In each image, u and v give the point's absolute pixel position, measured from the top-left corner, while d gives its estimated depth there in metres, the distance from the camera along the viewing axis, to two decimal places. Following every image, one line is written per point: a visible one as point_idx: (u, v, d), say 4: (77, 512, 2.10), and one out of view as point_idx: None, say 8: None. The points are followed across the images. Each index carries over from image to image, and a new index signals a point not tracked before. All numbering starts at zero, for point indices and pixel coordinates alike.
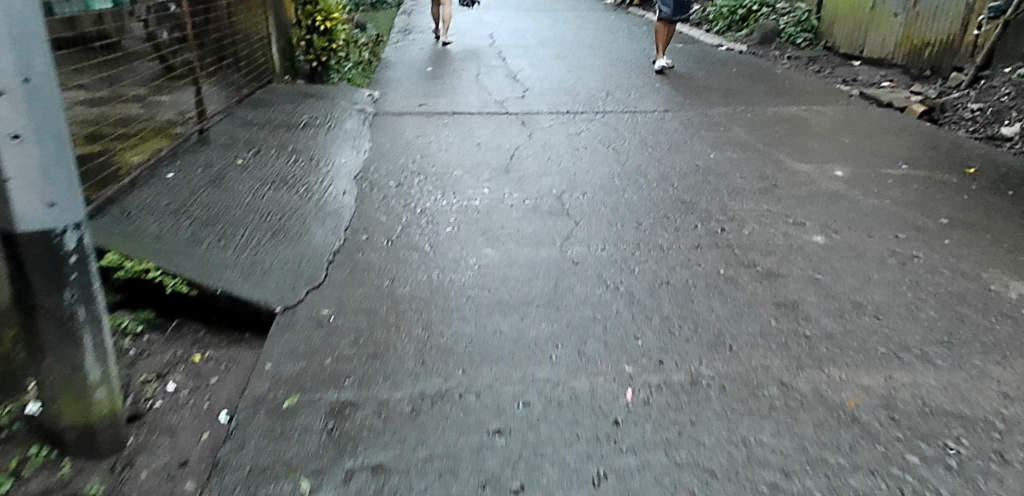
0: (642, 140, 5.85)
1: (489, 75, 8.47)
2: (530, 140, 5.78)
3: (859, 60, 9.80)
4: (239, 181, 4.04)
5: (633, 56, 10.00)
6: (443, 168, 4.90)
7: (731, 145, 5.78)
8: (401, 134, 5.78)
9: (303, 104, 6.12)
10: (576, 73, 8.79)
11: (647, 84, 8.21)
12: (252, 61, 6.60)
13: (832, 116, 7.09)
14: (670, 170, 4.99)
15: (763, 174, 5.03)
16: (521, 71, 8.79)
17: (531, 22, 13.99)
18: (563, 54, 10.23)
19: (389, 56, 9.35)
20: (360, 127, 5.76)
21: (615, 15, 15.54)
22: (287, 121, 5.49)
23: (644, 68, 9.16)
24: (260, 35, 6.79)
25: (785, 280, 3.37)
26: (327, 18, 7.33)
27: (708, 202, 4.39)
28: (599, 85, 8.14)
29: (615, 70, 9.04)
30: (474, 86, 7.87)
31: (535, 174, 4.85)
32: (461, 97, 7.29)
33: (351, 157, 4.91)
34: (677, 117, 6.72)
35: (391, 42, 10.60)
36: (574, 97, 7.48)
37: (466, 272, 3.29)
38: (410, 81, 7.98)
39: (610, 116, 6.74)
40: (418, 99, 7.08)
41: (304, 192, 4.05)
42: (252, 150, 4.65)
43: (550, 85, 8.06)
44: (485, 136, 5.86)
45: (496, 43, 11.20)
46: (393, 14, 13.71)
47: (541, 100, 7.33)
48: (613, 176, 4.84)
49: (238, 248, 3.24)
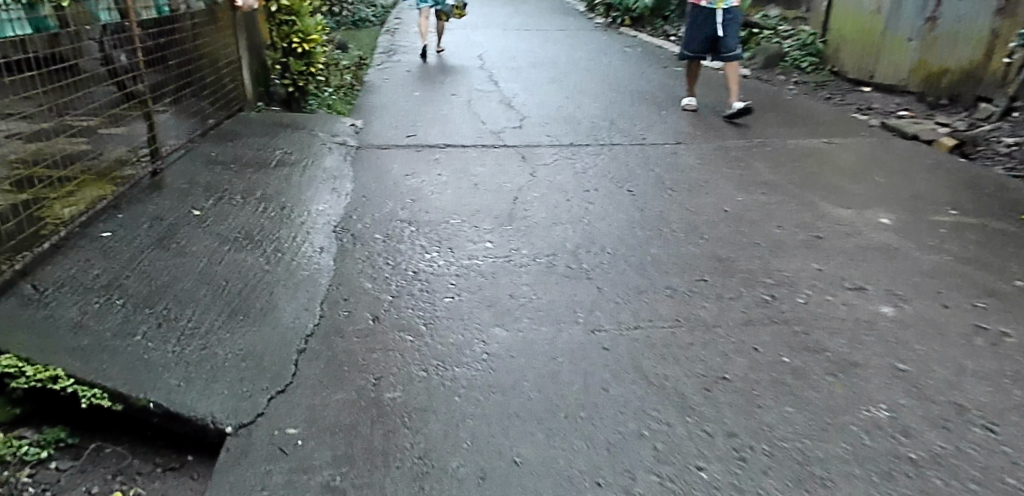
0: (659, 179, 5.24)
1: (482, 101, 7.85)
2: (533, 179, 5.15)
3: (869, 86, 9.20)
4: (194, 240, 3.36)
5: (634, 81, 9.42)
6: (436, 216, 4.24)
7: (757, 185, 5.17)
8: (387, 171, 5.12)
9: (277, 138, 5.46)
10: (575, 98, 8.17)
11: (653, 112, 7.61)
12: (220, 88, 5.94)
13: (858, 148, 6.51)
14: (696, 218, 4.37)
15: (802, 223, 4.41)
16: (516, 97, 8.14)
17: (521, 42, 13.39)
18: (557, 77, 9.59)
19: (373, 78, 8.72)
20: (342, 164, 5.10)
21: (607, 35, 15.00)
22: (258, 159, 4.82)
23: (646, 94, 8.56)
24: (230, 58, 6.13)
25: (861, 370, 2.75)
26: (305, 40, 6.72)
27: (747, 261, 3.77)
28: (601, 113, 7.51)
29: (616, 96, 8.43)
30: (467, 113, 7.23)
31: (543, 223, 4.20)
32: (453, 126, 6.65)
33: (330, 204, 4.24)
34: (691, 151, 6.12)
35: (375, 63, 9.99)
36: (574, 127, 6.86)
37: (471, 365, 2.62)
38: (396, 108, 7.33)
39: (617, 150, 6.13)
40: (406, 129, 6.43)
41: (271, 253, 3.38)
42: (213, 196, 3.98)
43: (548, 112, 7.43)
44: (483, 174, 5.22)
45: (486, 65, 10.60)
46: (376, 33, 13.06)
47: (540, 130, 6.70)
48: (634, 226, 4.20)
49: (184, 336, 2.55)
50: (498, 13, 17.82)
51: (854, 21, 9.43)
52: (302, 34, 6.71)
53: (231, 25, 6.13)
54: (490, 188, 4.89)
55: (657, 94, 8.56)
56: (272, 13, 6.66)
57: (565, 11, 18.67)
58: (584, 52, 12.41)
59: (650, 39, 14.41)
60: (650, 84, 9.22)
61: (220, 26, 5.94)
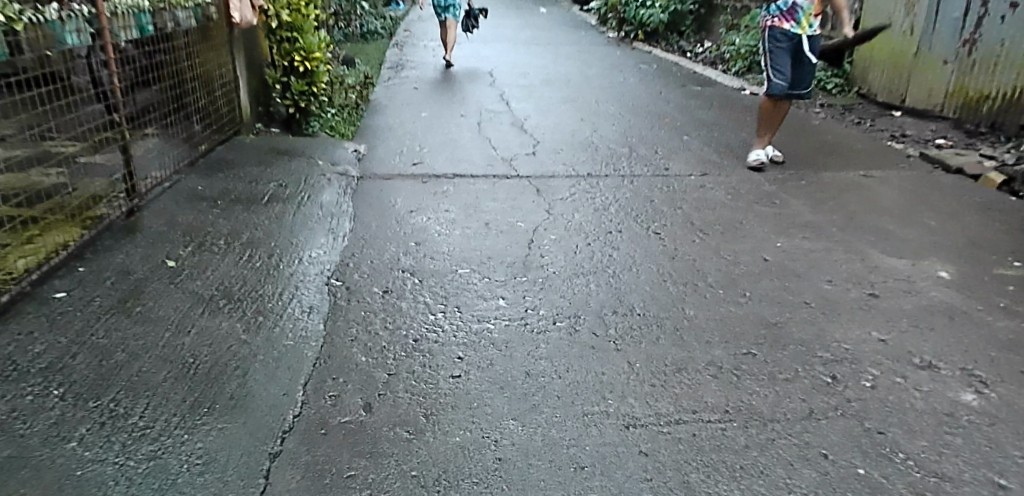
0: (687, 216, 4.76)
1: (493, 123, 7.40)
2: (549, 215, 4.68)
3: (900, 110, 8.58)
4: (163, 299, 2.94)
5: (652, 102, 8.94)
6: (442, 263, 3.78)
7: (797, 226, 4.68)
8: (388, 206, 4.67)
9: (272, 167, 5.03)
10: (591, 121, 7.70)
11: (676, 137, 7.12)
12: (214, 110, 5.52)
13: (901, 178, 5.99)
14: (734, 268, 3.90)
15: (852, 277, 3.92)
16: (528, 119, 7.67)
17: (532, 57, 12.94)
18: (570, 97, 9.11)
19: (379, 97, 8.30)
20: (341, 198, 4.66)
21: (620, 50, 14.55)
22: (249, 193, 4.39)
23: (666, 117, 8.09)
24: (225, 77, 5.71)
25: (951, 486, 2.28)
26: (307, 58, 6.28)
27: (796, 327, 3.29)
28: (619, 137, 7.03)
29: (633, 118, 7.95)
30: (477, 137, 6.78)
31: (562, 273, 3.73)
32: (462, 153, 6.20)
33: (325, 247, 3.80)
34: (719, 182, 5.63)
35: (381, 80, 9.57)
36: (590, 153, 6.40)
37: (482, 480, 2.16)
38: (401, 130, 6.89)
39: (638, 179, 5.64)
40: (409, 156, 5.97)
41: (251, 316, 2.94)
42: (193, 241, 3.54)
43: (562, 137, 6.95)
44: (493, 210, 4.75)
45: (496, 81, 10.16)
46: (383, 46, 12.67)
47: (553, 157, 6.23)
48: (664, 277, 3.72)
49: (130, 442, 2.14)
50: (508, 26, 17.38)
51: (882, 42, 8.89)
52: (304, 51, 6.27)
53: (228, 41, 5.72)
54: (502, 226, 4.43)
55: (678, 117, 8.08)
56: (271, 29, 6.23)
57: (576, 24, 18.23)
58: (598, 68, 11.94)
59: (665, 55, 13.93)
60: (669, 105, 8.74)
61: (215, 42, 5.54)
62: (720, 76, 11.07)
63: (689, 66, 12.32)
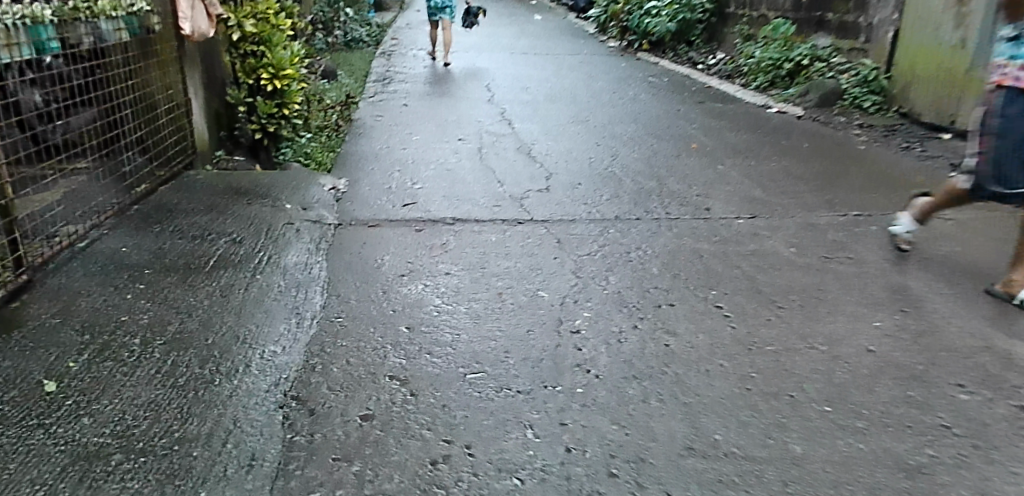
0: (749, 279, 3.77)
1: (495, 148, 6.43)
2: (577, 280, 3.67)
3: (950, 133, 7.64)
4: (16, 476, 1.92)
5: (671, 123, 7.98)
6: (442, 363, 2.77)
7: (891, 292, 3.70)
8: (372, 269, 3.65)
9: (226, 216, 4.03)
10: (606, 146, 6.71)
11: (708, 166, 6.14)
12: (157, 140, 4.57)
13: (986, 218, 5.03)
14: (831, 367, 2.92)
15: (989, 374, 2.93)
16: (535, 144, 6.67)
17: (532, 69, 11.98)
18: (579, 117, 8.13)
19: (364, 117, 7.34)
20: (310, 260, 3.65)
21: (625, 62, 13.61)
22: (189, 259, 3.39)
23: (692, 141, 7.12)
24: (171, 102, 4.76)
25: None
26: (277, 76, 5.45)
27: (948, 472, 2.31)
28: (643, 167, 6.04)
29: (653, 142, 6.96)
30: (479, 167, 5.79)
31: (608, 377, 2.73)
32: (463, 188, 5.21)
33: (284, 339, 2.80)
34: (774, 228, 4.66)
35: (368, 96, 8.60)
36: (611, 188, 5.40)
37: None
38: (390, 161, 5.89)
39: (677, 223, 4.66)
40: (399, 195, 4.96)
41: (156, 486, 1.93)
42: (94, 347, 2.54)
43: (576, 167, 5.95)
44: (506, 271, 3.74)
45: (495, 97, 9.19)
46: (371, 56, 11.71)
47: (570, 194, 5.23)
48: (747, 383, 2.73)
49: None
50: (502, 34, 16.40)
51: (924, 55, 7.93)
52: (273, 68, 5.44)
53: (176, 59, 4.77)
54: (519, 298, 3.43)
55: (704, 141, 7.11)
56: (234, 42, 5.38)
57: (574, 33, 17.26)
58: (604, 83, 10.97)
59: (674, 66, 12.95)
60: (691, 127, 7.78)
61: (157, 60, 4.57)
62: (740, 92, 10.11)
63: (704, 79, 11.35)
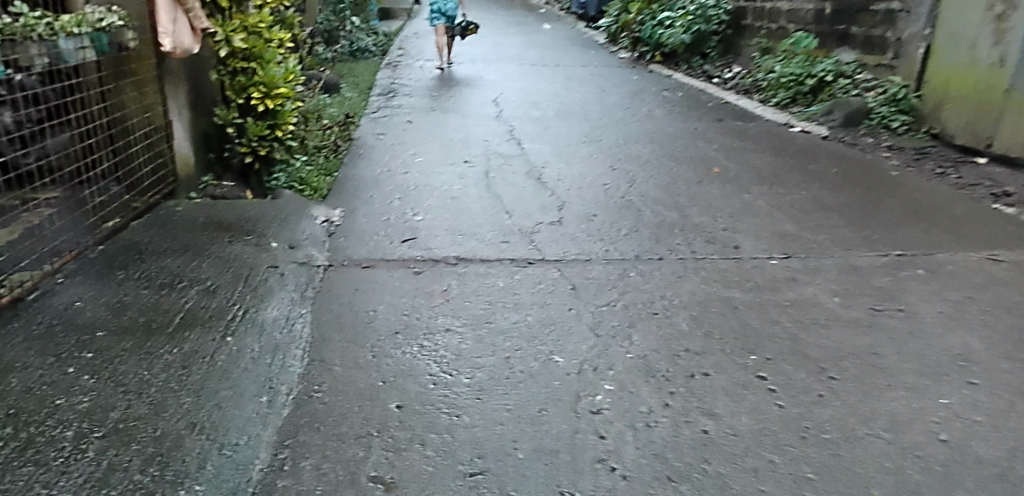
0: (792, 341, 3.30)
1: (503, 173, 6.00)
2: (595, 339, 3.22)
3: (987, 156, 7.11)
4: None
5: (689, 142, 7.53)
6: (438, 459, 2.32)
7: (954, 357, 3.24)
8: (362, 326, 3.20)
9: (203, 257, 3.60)
10: (622, 170, 6.25)
11: (734, 194, 5.68)
12: (133, 170, 4.16)
13: None
14: (899, 464, 2.46)
15: None
16: (546, 168, 6.22)
17: (542, 81, 11.55)
18: (592, 135, 7.67)
19: (364, 136, 6.92)
20: (294, 313, 3.22)
21: (638, 73, 13.17)
22: (152, 315, 2.97)
23: (713, 163, 6.66)
24: (149, 125, 4.31)
25: None
26: (270, 95, 5.04)
27: None
28: (662, 195, 5.57)
29: (673, 165, 6.50)
30: (486, 195, 5.35)
31: (637, 478, 2.29)
32: (467, 220, 4.77)
33: (251, 425, 2.39)
34: (813, 270, 4.20)
35: (370, 111, 8.19)
36: (628, 221, 4.94)
37: None
38: (389, 187, 5.45)
39: (704, 265, 4.20)
40: (397, 229, 4.52)
41: None
42: (19, 446, 2.14)
43: (590, 195, 5.49)
44: (514, 327, 3.29)
45: (503, 112, 8.76)
46: (375, 67, 11.29)
47: (584, 227, 4.77)
48: (804, 489, 2.29)
49: None
50: (510, 44, 16.00)
51: (960, 72, 7.41)
52: (266, 86, 5.03)
53: (155, 78, 4.31)
54: (529, 364, 2.97)
55: (727, 165, 6.64)
56: (223, 58, 4.96)
57: (584, 43, 16.81)
58: (617, 97, 10.51)
59: (689, 79, 12.48)
60: (711, 147, 7.33)
61: (132, 80, 4.13)
62: (759, 108, 9.63)
63: (721, 94, 10.87)
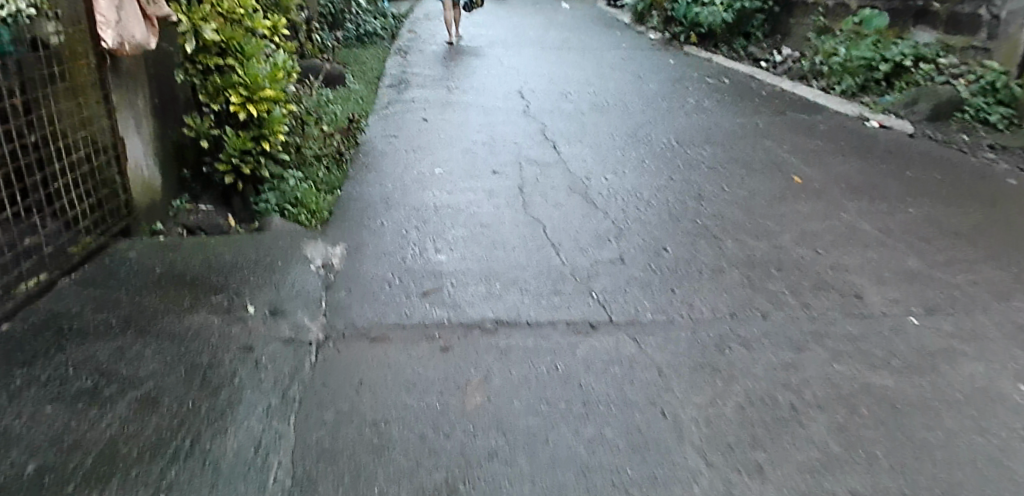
0: (995, 469, 2.26)
1: (540, 187, 4.96)
2: (710, 473, 2.18)
3: None
4: None
5: (753, 142, 6.43)
6: None
7: None
8: (367, 454, 2.19)
9: (148, 339, 2.59)
10: (685, 181, 5.17)
11: (828, 215, 4.60)
12: (67, 206, 3.15)
13: None
14: None
15: None
16: (591, 180, 5.16)
17: (570, 68, 10.43)
18: (638, 135, 6.58)
19: (373, 141, 5.89)
20: (268, 436, 2.20)
21: (673, 58, 11.99)
22: (49, 459, 1.97)
23: (789, 170, 5.57)
24: (91, 145, 3.29)
25: None
26: (252, 100, 4.02)
27: None
28: (741, 216, 4.50)
29: (744, 174, 5.40)
30: (524, 219, 4.31)
31: None
32: (504, 259, 3.73)
33: None
34: (971, 335, 3.14)
35: (380, 108, 7.15)
36: (710, 255, 3.88)
37: None
38: (404, 210, 4.43)
39: (827, 328, 3.14)
40: (415, 274, 3.49)
41: None
42: None
43: (653, 217, 4.43)
44: (590, 450, 2.27)
45: (531, 106, 7.69)
46: (386, 54, 10.22)
47: (655, 266, 3.72)
48: None
49: None
50: (530, 25, 14.82)
51: None
52: (247, 89, 4.01)
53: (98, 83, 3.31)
54: None
55: (807, 173, 5.54)
56: (191, 54, 3.95)
57: (608, 24, 15.60)
58: (656, 85, 9.37)
59: (733, 63, 11.28)
60: (780, 149, 6.23)
61: (64, 86, 3.10)
62: (822, 97, 8.46)
63: (773, 80, 9.70)
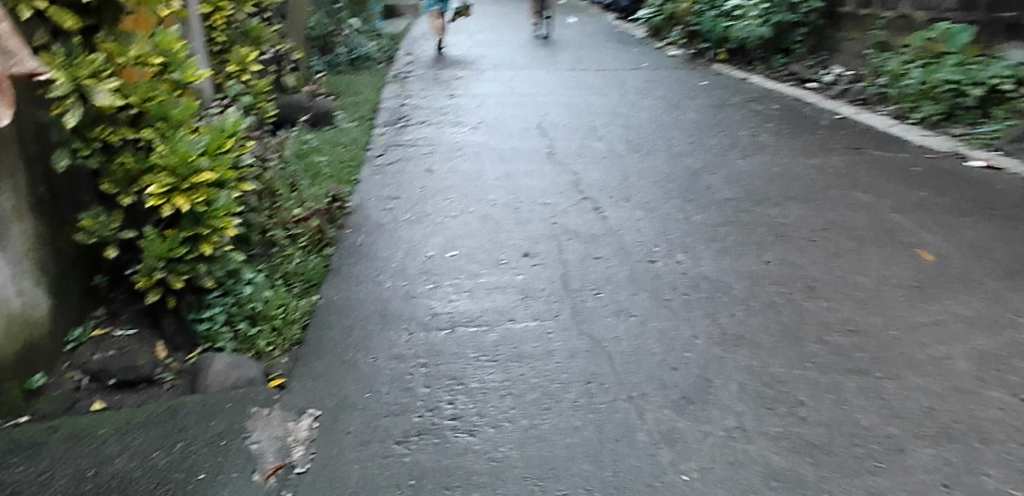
0: None
1: (591, 278, 3.66)
2: None
3: None
4: None
5: (842, 195, 5.14)
6: None
7: None
8: None
9: None
10: (782, 263, 3.87)
11: (1000, 320, 3.30)
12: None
13: None
14: None
15: None
16: (656, 263, 3.86)
17: (591, 94, 9.16)
18: (695, 186, 5.29)
19: (369, 210, 4.63)
20: None
21: (702, 77, 10.71)
22: None
23: (908, 240, 4.28)
24: None
25: None
26: (180, 188, 2.73)
27: None
28: (883, 329, 3.21)
29: (853, 250, 4.10)
30: (583, 344, 3.00)
31: None
32: (564, 429, 2.42)
33: None
34: None
35: (375, 157, 5.88)
36: (871, 414, 2.58)
37: None
38: (406, 329, 3.12)
39: None
40: (423, 480, 2.18)
41: None
42: None
43: (760, 334, 3.12)
44: None
45: (557, 147, 6.42)
46: (380, 82, 8.93)
47: (797, 441, 2.41)
48: None
49: None
50: (536, 42, 13.55)
51: None
52: (171, 172, 2.72)
53: None
54: None
55: (932, 242, 4.26)
56: (86, 126, 2.66)
57: (620, 38, 14.35)
58: (694, 115, 8.08)
59: (775, 83, 9.95)
60: (879, 204, 4.94)
61: None
62: (898, 128, 7.20)
63: (829, 105, 8.40)
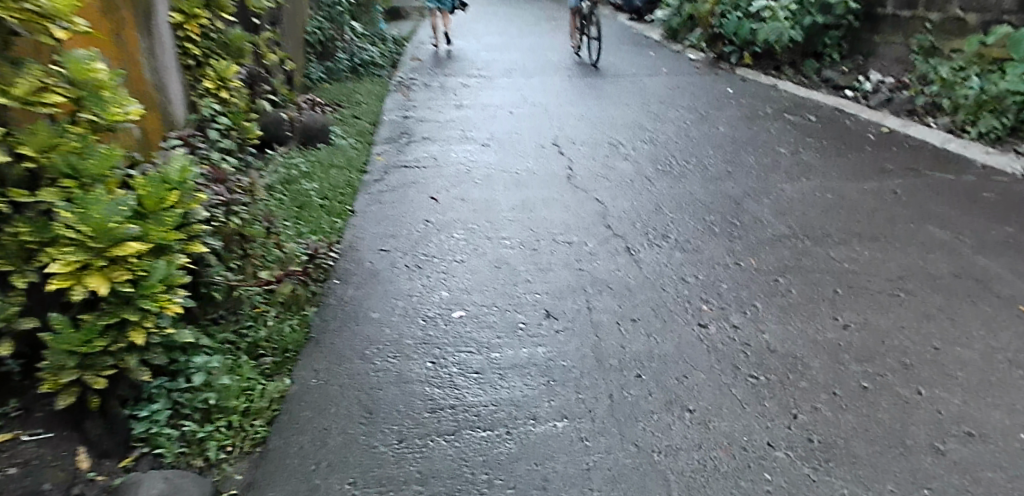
0: None
1: (629, 349, 2.97)
2: None
3: None
4: None
5: (912, 230, 4.42)
6: None
7: None
8: None
9: None
10: (863, 329, 3.16)
11: None
12: None
13: None
14: None
15: None
16: (708, 327, 3.16)
17: (609, 104, 8.45)
18: (741, 219, 4.57)
19: (362, 252, 3.95)
20: None
21: (728, 84, 9.96)
22: None
23: (1005, 293, 3.57)
24: None
25: None
26: (97, 267, 2.06)
27: None
28: (1010, 431, 2.51)
29: (945, 309, 3.38)
30: (625, 458, 2.35)
31: None
32: None
33: None
34: None
35: (371, 182, 5.20)
36: None
37: None
38: (398, 434, 2.49)
39: None
40: None
41: None
42: None
43: (857, 442, 2.42)
44: None
45: (577, 168, 5.73)
46: (382, 91, 8.22)
47: None
48: None
49: None
50: (547, 45, 12.82)
51: None
52: (82, 246, 2.05)
53: None
54: None
55: None
56: None
57: (636, 41, 13.61)
58: (726, 128, 7.35)
59: (808, 90, 9.20)
60: (959, 243, 4.21)
61: None
62: (955, 144, 6.47)
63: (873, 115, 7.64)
